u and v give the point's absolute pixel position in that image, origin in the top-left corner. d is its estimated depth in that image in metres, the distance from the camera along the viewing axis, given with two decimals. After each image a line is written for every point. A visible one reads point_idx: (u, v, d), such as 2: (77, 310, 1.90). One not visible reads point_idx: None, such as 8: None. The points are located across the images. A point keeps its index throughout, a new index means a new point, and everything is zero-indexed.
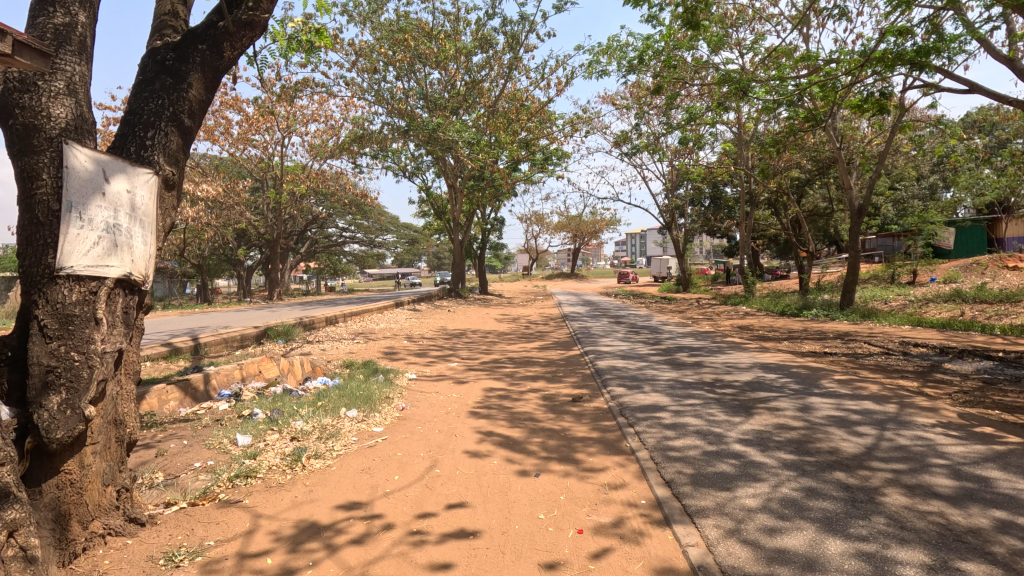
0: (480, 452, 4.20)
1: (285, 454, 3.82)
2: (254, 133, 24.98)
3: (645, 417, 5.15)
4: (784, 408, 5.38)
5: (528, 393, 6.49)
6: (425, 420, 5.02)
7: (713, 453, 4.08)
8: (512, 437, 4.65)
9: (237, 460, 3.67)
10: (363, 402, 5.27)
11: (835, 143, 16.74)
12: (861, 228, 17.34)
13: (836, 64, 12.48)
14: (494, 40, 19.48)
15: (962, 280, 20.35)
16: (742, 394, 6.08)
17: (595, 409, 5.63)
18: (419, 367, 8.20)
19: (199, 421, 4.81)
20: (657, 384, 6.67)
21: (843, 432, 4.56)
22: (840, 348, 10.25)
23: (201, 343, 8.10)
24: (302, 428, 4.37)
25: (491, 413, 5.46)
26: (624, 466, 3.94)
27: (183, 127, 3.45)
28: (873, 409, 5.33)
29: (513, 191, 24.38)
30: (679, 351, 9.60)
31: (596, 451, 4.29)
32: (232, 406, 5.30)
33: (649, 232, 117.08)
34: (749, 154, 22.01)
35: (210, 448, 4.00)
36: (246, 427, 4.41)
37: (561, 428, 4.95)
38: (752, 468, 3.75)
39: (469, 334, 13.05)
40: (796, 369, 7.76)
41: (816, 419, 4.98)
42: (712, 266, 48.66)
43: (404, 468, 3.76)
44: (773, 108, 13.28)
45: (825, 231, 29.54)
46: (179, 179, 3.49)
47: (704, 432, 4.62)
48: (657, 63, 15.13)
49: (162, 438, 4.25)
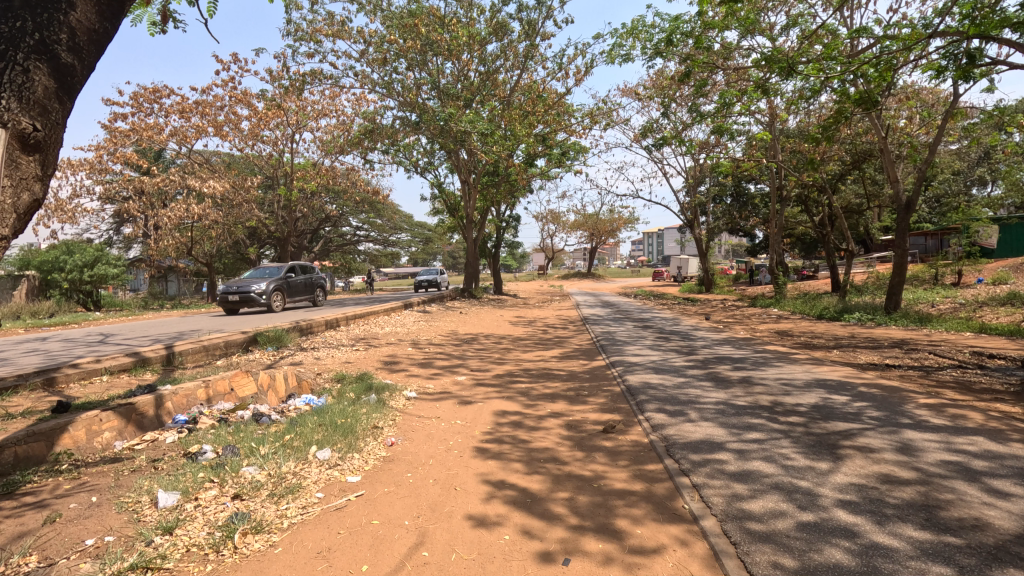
0: (489, 519, 3.09)
1: (215, 526, 2.75)
2: (264, 128, 24.23)
3: (702, 461, 3.98)
4: (880, 449, 4.16)
5: (546, 419, 5.36)
6: (416, 463, 3.91)
7: (814, 528, 2.92)
8: (530, 490, 3.53)
9: (145, 539, 2.62)
10: (343, 436, 4.18)
11: (879, 132, 15.37)
12: (907, 226, 15.84)
13: (896, 36, 11.08)
14: (509, 27, 18.40)
15: (1013, 281, 18.81)
16: (815, 424, 4.85)
17: (633, 445, 4.48)
18: (420, 382, 7.09)
19: (129, 463, 3.74)
20: (704, 409, 5.48)
21: (981, 491, 3.36)
22: (902, 360, 8.90)
23: (175, 353, 7.12)
24: (253, 479, 3.32)
25: (503, 449, 4.36)
26: (688, 548, 2.80)
27: (58, 63, 2.46)
28: (999, 453, 4.07)
29: (528, 187, 23.27)
30: (720, 363, 8.36)
31: (644, 516, 3.17)
32: (180, 440, 4.26)
33: (669, 232, 115.61)
34: (780, 147, 20.61)
35: (120, 511, 2.95)
36: (180, 477, 3.34)
37: (593, 475, 3.83)
38: (878, 557, 2.62)
39: (480, 339, 11.98)
40: (866, 388, 6.46)
41: (931, 467, 3.78)
42: (735, 266, 46.86)
43: (377, 551, 2.66)
44: (818, 91, 11.85)
45: (858, 230, 27.88)
46: (52, 138, 2.48)
47: (786, 488, 3.45)
48: (685, 49, 13.90)
49: (68, 491, 3.22)
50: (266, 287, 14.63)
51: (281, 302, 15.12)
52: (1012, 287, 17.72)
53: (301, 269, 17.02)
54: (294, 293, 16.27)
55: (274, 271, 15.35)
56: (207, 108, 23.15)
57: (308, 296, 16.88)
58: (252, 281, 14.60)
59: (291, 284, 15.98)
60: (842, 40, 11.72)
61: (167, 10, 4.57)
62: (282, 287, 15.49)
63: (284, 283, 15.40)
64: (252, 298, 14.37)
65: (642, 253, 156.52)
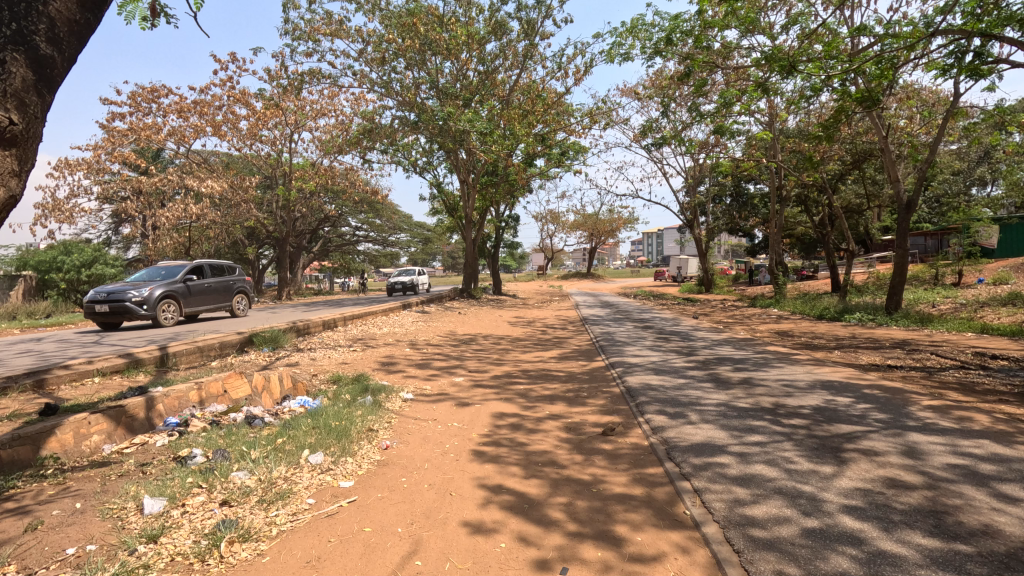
0: (485, 525, 3.01)
1: (202, 535, 2.67)
2: (263, 128, 24.13)
3: (703, 465, 3.90)
4: (885, 452, 4.08)
5: (545, 421, 5.28)
6: (411, 467, 3.82)
7: (819, 534, 2.84)
8: (528, 495, 3.44)
9: (128, 548, 2.53)
10: (336, 440, 4.10)
11: (879, 132, 15.28)
12: (908, 226, 15.76)
13: (898, 34, 11.01)
14: (508, 26, 18.32)
15: (1014, 281, 18.75)
16: (818, 427, 4.77)
17: (633, 448, 4.39)
18: (417, 383, 6.99)
19: (117, 468, 3.65)
20: (705, 411, 5.38)
21: (988, 496, 3.28)
22: (904, 361, 8.82)
23: (169, 354, 7.01)
24: (242, 485, 3.23)
25: (501, 452, 4.28)
26: (689, 556, 2.72)
27: (38, 55, 2.49)
28: (1007, 456, 3.99)
29: (527, 187, 23.18)
30: (721, 364, 8.26)
31: (644, 523, 3.08)
32: (170, 444, 4.16)
33: (668, 232, 115.59)
34: (780, 147, 20.51)
35: (104, 518, 2.86)
36: (168, 483, 3.25)
37: (593, 479, 3.74)
38: (886, 566, 2.54)
39: (479, 339, 11.88)
40: (870, 390, 6.36)
41: (937, 471, 3.70)
42: (734, 266, 46.79)
43: (369, 560, 2.58)
44: (819, 90, 11.78)
45: (858, 229, 27.80)
46: (33, 130, 2.51)
47: (789, 492, 3.37)
48: (685, 48, 13.81)
49: (52, 497, 3.13)
50: (151, 293, 10.77)
51: (173, 314, 11.18)
52: (1012, 288, 17.66)
53: (213, 269, 13.03)
54: (202, 300, 12.33)
55: (169, 272, 11.44)
56: (206, 107, 23.05)
57: (223, 305, 12.92)
58: (131, 285, 10.71)
59: (195, 288, 12.04)
60: (843, 38, 11.65)
61: (155, 4, 4.50)
62: (179, 293, 11.58)
63: (182, 288, 11.49)
64: (129, 309, 10.48)
65: (642, 252, 156.40)
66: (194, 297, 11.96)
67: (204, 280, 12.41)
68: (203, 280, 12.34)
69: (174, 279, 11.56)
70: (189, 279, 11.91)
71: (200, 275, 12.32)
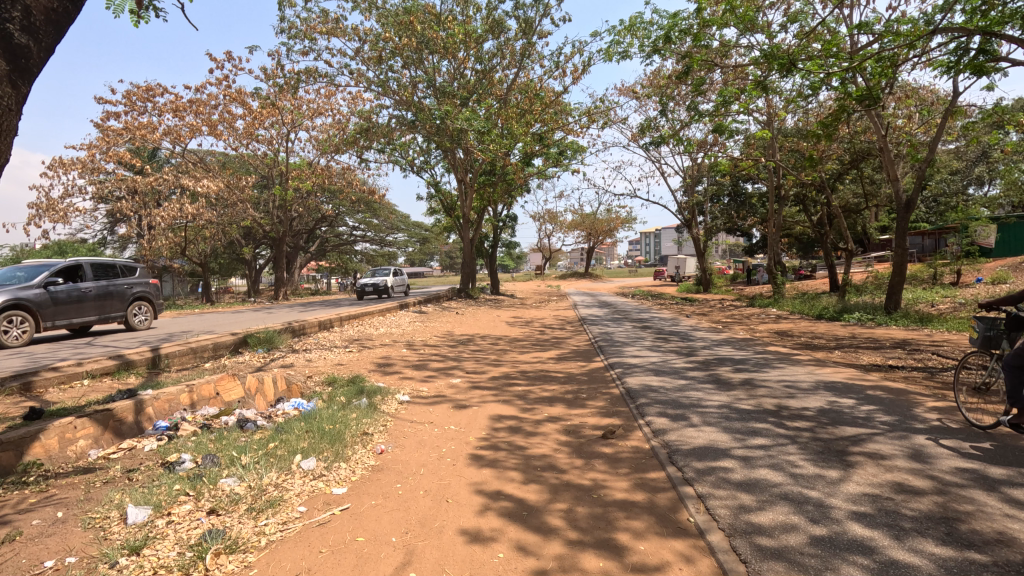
0: (483, 534, 2.91)
1: (187, 546, 2.56)
2: (259, 127, 23.97)
3: (706, 469, 3.80)
4: (891, 456, 3.99)
5: (544, 423, 5.17)
6: (407, 473, 3.72)
7: (828, 543, 2.75)
8: (527, 502, 3.34)
9: (109, 560, 2.42)
10: (330, 444, 3.99)
11: (879, 131, 15.21)
12: (907, 225, 15.68)
13: (898, 32, 10.93)
14: (506, 24, 18.22)
15: (1012, 280, 18.73)
16: (822, 429, 4.68)
17: (634, 452, 4.29)
18: (414, 385, 6.87)
19: (102, 474, 3.53)
20: (707, 413, 5.28)
21: (999, 501, 3.19)
22: (906, 361, 8.74)
23: (161, 355, 6.89)
24: (232, 492, 3.13)
25: (499, 456, 4.17)
26: (693, 566, 2.62)
27: (12, 42, 2.60)
28: (1016, 459, 3.90)
29: (525, 186, 23.06)
30: (722, 364, 8.16)
31: (646, 530, 2.99)
32: (159, 448, 4.05)
33: (666, 232, 115.64)
34: (779, 146, 20.44)
35: (86, 528, 2.75)
36: (155, 490, 3.14)
37: (593, 484, 3.64)
38: None
39: (476, 340, 11.76)
40: (873, 391, 6.27)
41: (946, 475, 3.61)
42: (732, 265, 46.76)
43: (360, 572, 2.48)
44: (818, 88, 11.69)
45: (856, 229, 27.76)
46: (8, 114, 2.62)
47: (796, 498, 3.27)
48: (684, 47, 13.72)
49: (32, 506, 3.01)
50: None
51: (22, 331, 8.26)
52: (1011, 287, 17.62)
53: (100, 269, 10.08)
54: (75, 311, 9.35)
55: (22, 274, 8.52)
56: (202, 106, 22.90)
57: (106, 316, 9.92)
58: None
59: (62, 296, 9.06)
60: (843, 36, 11.57)
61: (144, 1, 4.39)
62: (37, 303, 8.65)
63: (38, 297, 8.56)
64: None
65: (640, 251, 156.22)
66: (61, 308, 9.00)
67: (80, 284, 9.47)
68: (78, 284, 9.40)
69: (28, 283, 8.61)
70: (53, 283, 8.96)
71: (72, 278, 9.35)
